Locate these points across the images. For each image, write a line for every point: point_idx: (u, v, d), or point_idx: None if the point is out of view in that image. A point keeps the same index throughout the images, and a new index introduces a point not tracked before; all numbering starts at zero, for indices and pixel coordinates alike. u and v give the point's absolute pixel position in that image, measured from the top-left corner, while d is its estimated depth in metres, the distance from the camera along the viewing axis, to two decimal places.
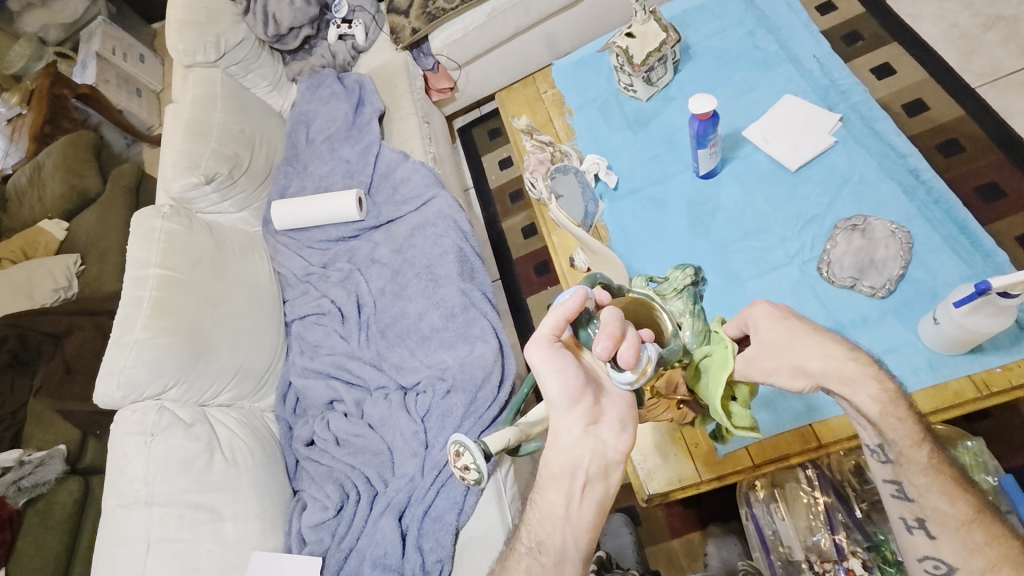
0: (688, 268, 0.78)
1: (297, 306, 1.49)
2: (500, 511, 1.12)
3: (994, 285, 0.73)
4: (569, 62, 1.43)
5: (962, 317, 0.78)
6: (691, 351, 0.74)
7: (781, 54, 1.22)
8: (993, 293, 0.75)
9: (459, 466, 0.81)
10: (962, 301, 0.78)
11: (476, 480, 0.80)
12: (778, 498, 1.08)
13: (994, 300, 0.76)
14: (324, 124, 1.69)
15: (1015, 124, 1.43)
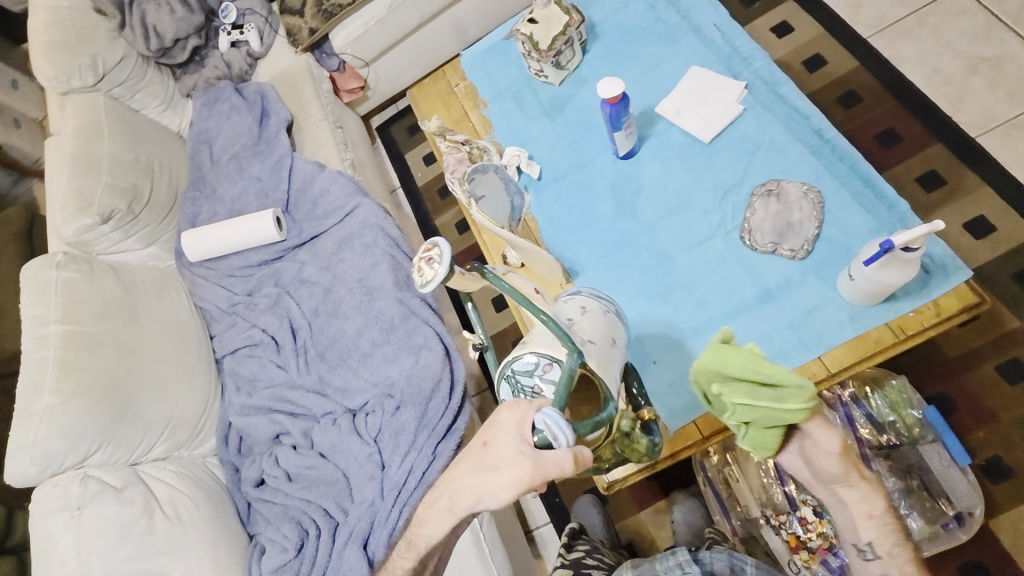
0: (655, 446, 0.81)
1: (226, 340, 1.40)
2: (475, 543, 1.13)
3: (897, 243, 0.77)
4: (476, 51, 1.38)
5: (873, 273, 0.83)
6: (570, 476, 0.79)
7: (683, 25, 1.22)
8: (896, 249, 0.80)
9: (423, 257, 0.70)
10: (870, 259, 0.83)
11: (426, 289, 0.71)
12: (732, 461, 1.12)
13: (899, 255, 0.80)
14: (228, 141, 1.58)
15: (905, 70, 1.51)
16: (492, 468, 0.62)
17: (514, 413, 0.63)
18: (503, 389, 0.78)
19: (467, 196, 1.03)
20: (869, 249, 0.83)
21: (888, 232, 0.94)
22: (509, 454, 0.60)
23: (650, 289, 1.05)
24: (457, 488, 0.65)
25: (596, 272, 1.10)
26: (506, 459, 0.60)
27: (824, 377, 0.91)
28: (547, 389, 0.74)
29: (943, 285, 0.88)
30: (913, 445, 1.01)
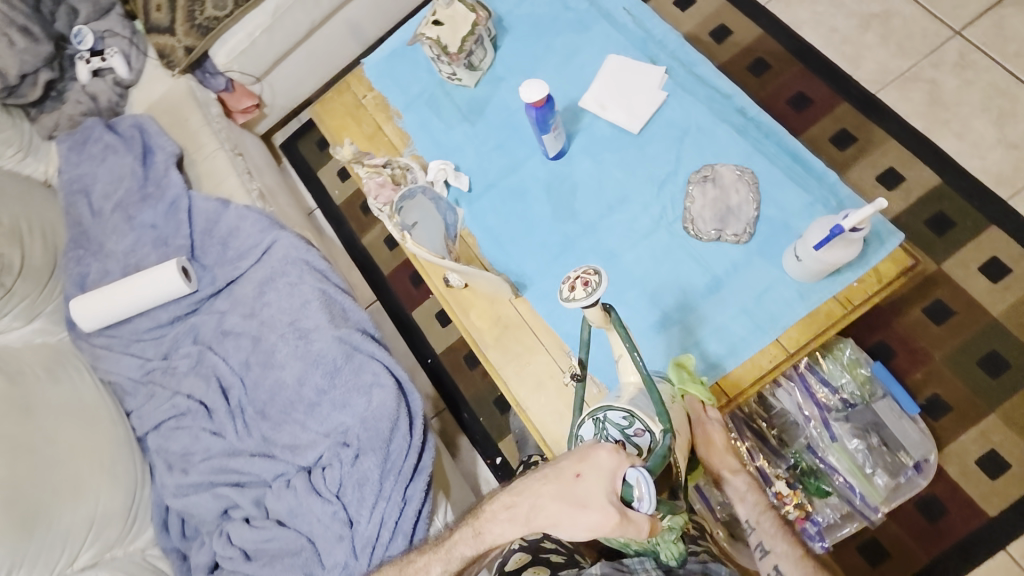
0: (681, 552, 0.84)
1: (146, 414, 1.23)
2: None
3: (847, 226, 0.80)
4: (379, 57, 1.27)
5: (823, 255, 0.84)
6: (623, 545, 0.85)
7: (592, 11, 1.16)
8: (845, 231, 0.81)
9: (579, 281, 0.74)
10: (819, 243, 0.84)
11: (567, 304, 0.75)
12: None
13: (847, 236, 0.82)
14: (109, 187, 1.38)
15: (805, 33, 1.55)
16: (580, 502, 0.68)
17: (611, 458, 0.68)
18: (586, 425, 0.79)
19: (398, 228, 0.96)
20: (818, 232, 0.84)
21: (821, 205, 0.96)
22: (598, 495, 0.67)
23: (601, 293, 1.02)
24: (540, 499, 0.73)
25: (544, 282, 1.06)
26: (592, 497, 0.67)
27: (784, 358, 0.92)
28: (630, 449, 0.75)
29: (881, 252, 0.91)
30: (867, 404, 1.07)
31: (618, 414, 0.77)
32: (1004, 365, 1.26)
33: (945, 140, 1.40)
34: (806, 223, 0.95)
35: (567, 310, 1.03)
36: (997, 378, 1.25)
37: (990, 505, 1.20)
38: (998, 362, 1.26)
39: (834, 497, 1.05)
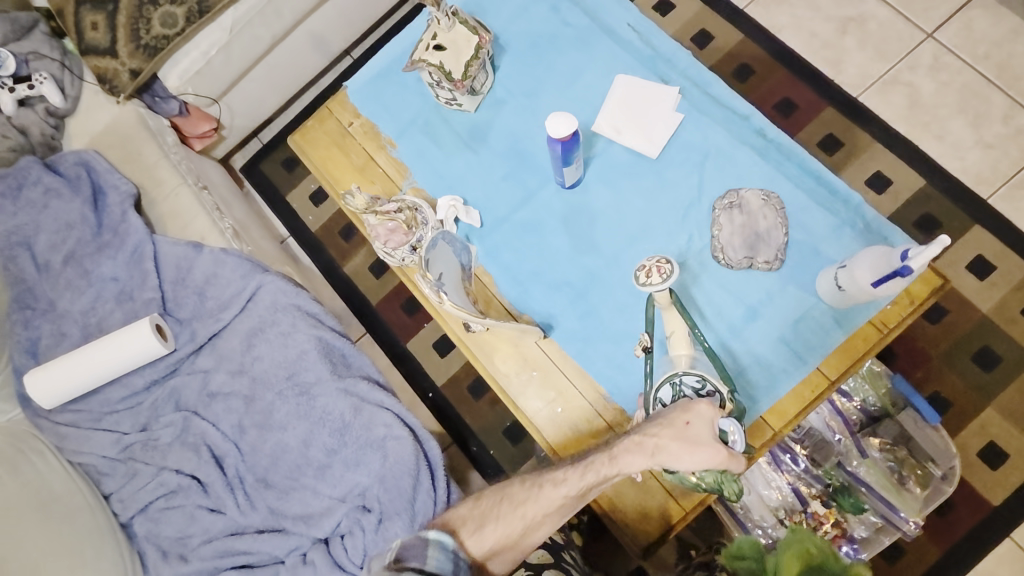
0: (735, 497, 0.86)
1: (130, 497, 1.10)
2: None
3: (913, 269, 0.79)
4: (361, 80, 1.15)
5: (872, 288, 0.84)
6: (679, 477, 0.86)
7: (594, 27, 1.09)
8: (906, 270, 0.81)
9: (653, 267, 0.88)
10: (882, 280, 0.83)
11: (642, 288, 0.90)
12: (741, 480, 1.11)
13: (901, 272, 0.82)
14: (56, 237, 1.21)
15: (786, 37, 1.54)
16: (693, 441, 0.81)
17: (708, 408, 0.83)
18: (662, 390, 0.89)
19: (432, 288, 0.90)
20: (883, 267, 0.82)
21: (849, 228, 0.95)
22: (707, 438, 0.81)
23: (631, 330, 0.98)
24: (659, 439, 0.82)
25: (570, 321, 1.00)
26: (705, 438, 0.81)
27: (826, 386, 0.91)
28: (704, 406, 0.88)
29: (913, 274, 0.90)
30: (891, 415, 1.10)
31: (692, 377, 0.88)
32: (995, 359, 1.32)
33: (927, 143, 1.43)
34: (835, 247, 0.94)
35: (598, 349, 0.98)
36: (990, 372, 1.32)
37: (995, 495, 1.28)
38: (991, 356, 1.32)
39: (869, 513, 1.07)
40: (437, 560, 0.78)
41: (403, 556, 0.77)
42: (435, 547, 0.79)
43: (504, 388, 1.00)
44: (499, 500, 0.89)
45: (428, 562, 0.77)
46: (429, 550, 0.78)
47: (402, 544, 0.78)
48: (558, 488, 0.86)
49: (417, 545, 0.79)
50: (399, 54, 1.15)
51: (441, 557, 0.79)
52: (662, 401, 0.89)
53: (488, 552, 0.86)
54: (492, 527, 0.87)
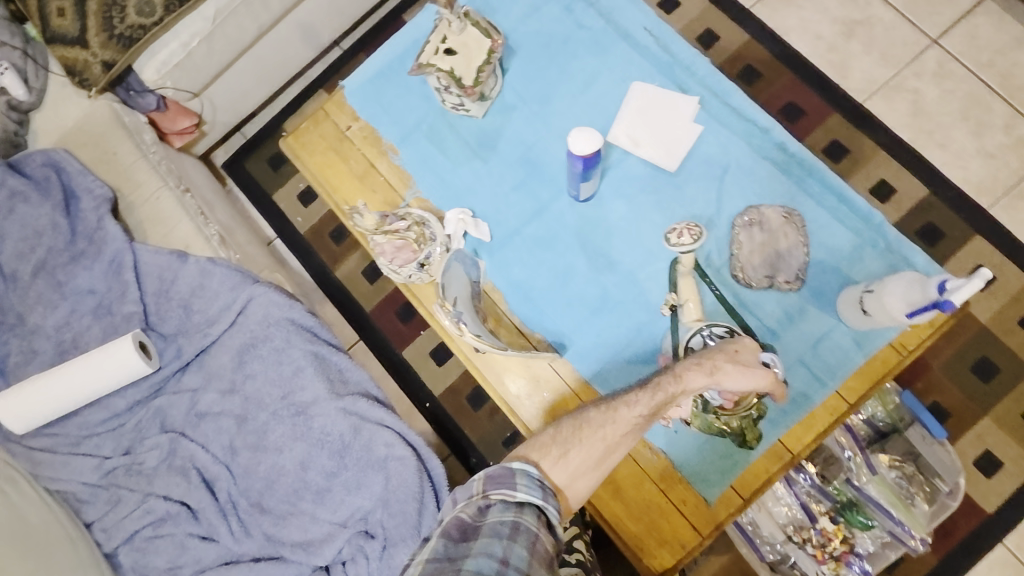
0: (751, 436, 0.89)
1: (114, 526, 1.04)
2: None
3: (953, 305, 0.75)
4: (360, 80, 1.08)
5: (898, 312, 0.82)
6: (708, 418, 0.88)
7: (609, 31, 1.04)
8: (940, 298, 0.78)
9: (685, 232, 0.93)
10: (917, 312, 0.81)
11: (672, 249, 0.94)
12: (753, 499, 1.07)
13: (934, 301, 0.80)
14: (24, 245, 1.12)
15: (792, 39, 1.51)
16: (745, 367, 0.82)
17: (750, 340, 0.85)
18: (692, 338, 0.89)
19: (453, 318, 0.89)
20: (918, 298, 0.80)
21: (870, 247, 0.93)
22: (754, 363, 0.83)
23: (647, 350, 0.95)
24: (716, 360, 0.81)
25: (584, 340, 0.96)
26: (753, 363, 0.83)
27: (845, 409, 0.89)
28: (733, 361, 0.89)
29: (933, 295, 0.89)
30: (900, 431, 1.11)
31: (721, 328, 0.89)
32: (993, 369, 1.31)
33: (930, 150, 1.43)
34: (856, 267, 0.93)
35: (614, 369, 0.95)
36: (988, 382, 1.30)
37: (988, 502, 1.26)
38: (989, 367, 1.31)
39: (876, 529, 1.07)
40: (526, 489, 0.73)
41: (489, 488, 0.73)
42: (523, 476, 0.74)
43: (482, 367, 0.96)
44: (578, 426, 0.79)
45: (518, 491, 0.73)
46: (516, 480, 0.73)
47: (487, 475, 0.74)
48: (635, 409, 0.79)
49: (503, 475, 0.73)
50: (401, 53, 1.08)
51: (531, 486, 0.73)
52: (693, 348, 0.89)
53: (572, 485, 0.77)
54: (575, 456, 0.78)
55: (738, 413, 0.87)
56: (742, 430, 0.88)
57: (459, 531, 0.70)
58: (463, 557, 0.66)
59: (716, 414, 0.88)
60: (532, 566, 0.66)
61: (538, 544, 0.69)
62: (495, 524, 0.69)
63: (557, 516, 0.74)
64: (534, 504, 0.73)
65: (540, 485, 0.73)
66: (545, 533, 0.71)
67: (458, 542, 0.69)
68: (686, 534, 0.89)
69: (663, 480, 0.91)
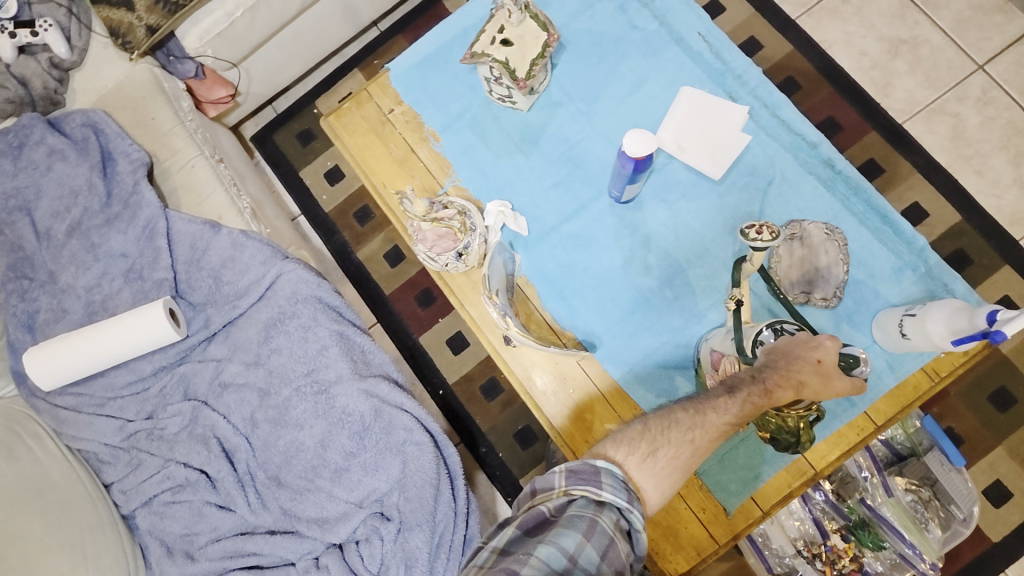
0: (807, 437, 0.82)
1: (133, 489, 1.05)
2: None
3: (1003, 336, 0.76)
4: (406, 64, 1.07)
5: (943, 339, 0.83)
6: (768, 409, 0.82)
7: (663, 33, 1.04)
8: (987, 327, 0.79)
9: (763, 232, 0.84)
10: (965, 339, 0.81)
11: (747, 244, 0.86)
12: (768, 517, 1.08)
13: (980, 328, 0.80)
14: (60, 204, 1.12)
15: (835, 53, 1.49)
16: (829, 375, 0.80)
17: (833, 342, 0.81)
18: (764, 332, 0.84)
19: (501, 312, 0.91)
20: (963, 327, 0.80)
21: (910, 271, 0.93)
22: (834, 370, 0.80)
23: (678, 355, 0.95)
24: (802, 376, 0.78)
25: (614, 341, 0.96)
26: (834, 372, 0.80)
27: (873, 430, 0.90)
28: None
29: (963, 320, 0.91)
30: (918, 456, 1.13)
31: (792, 325, 0.85)
32: (1011, 400, 1.29)
33: (966, 176, 1.41)
34: (894, 290, 0.93)
35: (644, 372, 0.95)
36: (1005, 412, 1.28)
37: (993, 531, 1.26)
38: (1006, 397, 1.29)
39: (886, 549, 1.07)
40: (610, 488, 0.72)
41: (572, 483, 0.72)
42: (607, 476, 0.73)
43: (512, 364, 0.96)
44: (666, 427, 0.77)
45: (602, 490, 0.71)
46: (601, 479, 0.72)
47: (570, 469, 0.73)
48: (725, 416, 0.77)
49: (587, 472, 0.73)
50: (448, 40, 1.08)
51: (614, 486, 0.72)
52: (765, 343, 0.84)
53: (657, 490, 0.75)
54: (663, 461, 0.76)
55: (797, 411, 0.80)
56: (798, 430, 0.81)
57: (535, 521, 0.71)
58: (534, 546, 0.67)
59: (775, 412, 0.82)
60: (601, 568, 0.67)
61: (612, 548, 0.68)
62: (573, 516, 0.69)
63: (637, 521, 0.72)
64: (616, 505, 0.71)
65: (625, 488, 0.72)
66: (621, 538, 0.70)
67: (532, 532, 0.70)
68: (703, 541, 0.89)
69: (683, 486, 0.91)
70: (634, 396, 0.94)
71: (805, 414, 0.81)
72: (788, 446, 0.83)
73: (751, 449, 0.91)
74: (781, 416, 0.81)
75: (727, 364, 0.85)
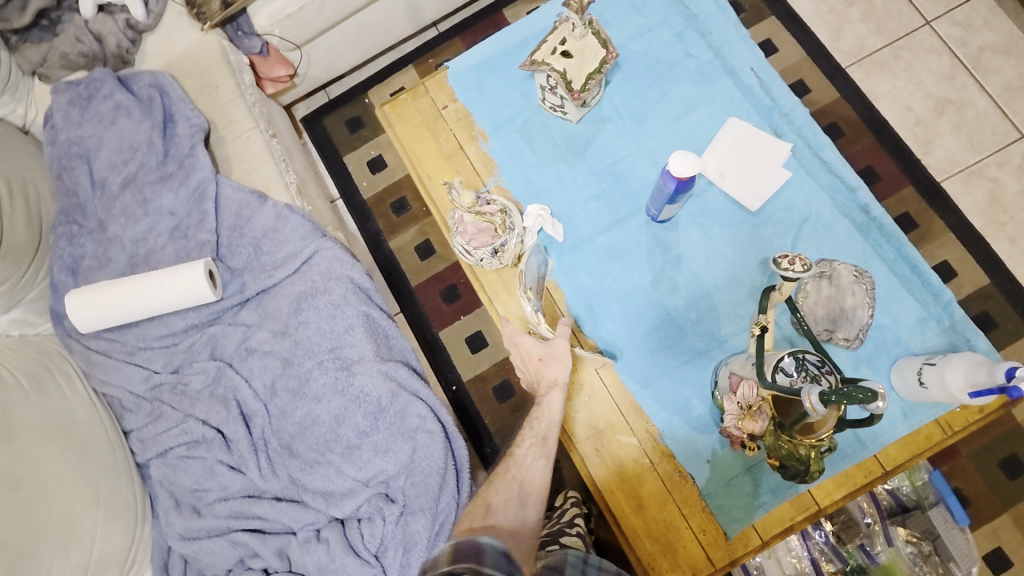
0: (818, 468, 0.79)
1: (150, 439, 1.08)
2: None
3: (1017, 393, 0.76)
4: (465, 65, 1.11)
5: (960, 391, 0.83)
6: (779, 429, 0.80)
7: (717, 63, 1.08)
8: (1003, 382, 0.79)
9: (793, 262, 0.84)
10: (981, 392, 0.81)
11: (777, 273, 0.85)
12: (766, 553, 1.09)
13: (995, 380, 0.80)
14: (118, 157, 1.17)
15: (880, 104, 1.51)
16: (556, 356, 0.93)
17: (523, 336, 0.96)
18: (785, 358, 0.82)
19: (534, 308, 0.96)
20: (982, 380, 0.81)
21: (935, 322, 0.95)
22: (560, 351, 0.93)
23: (696, 378, 0.97)
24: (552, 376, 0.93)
25: (634, 356, 0.98)
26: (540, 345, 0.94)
27: (879, 474, 0.91)
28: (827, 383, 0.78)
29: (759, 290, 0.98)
30: (923, 509, 1.13)
31: (816, 356, 0.81)
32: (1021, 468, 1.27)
33: (997, 242, 1.42)
34: (917, 339, 0.94)
35: (660, 389, 0.97)
36: (1014, 480, 1.26)
37: None
38: (1016, 465, 1.27)
39: None
40: (489, 564, 0.72)
41: (455, 559, 0.73)
42: (489, 551, 0.75)
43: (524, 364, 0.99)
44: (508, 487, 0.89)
45: (484, 562, 0.72)
46: (482, 555, 0.73)
47: (454, 547, 0.75)
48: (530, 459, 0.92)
49: (470, 548, 0.74)
50: (508, 47, 1.12)
51: (496, 560, 0.74)
52: (785, 370, 0.81)
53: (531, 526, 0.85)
54: (527, 496, 0.89)
55: (810, 441, 0.77)
56: (808, 460, 0.78)
57: None
58: None
59: (788, 438, 0.79)
60: None
61: None
62: None
63: None
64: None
65: (507, 562, 0.74)
66: None
67: None
68: (700, 563, 0.90)
69: (686, 505, 0.92)
70: (647, 411, 0.96)
71: (818, 445, 0.77)
72: (796, 473, 0.81)
73: (756, 477, 0.92)
74: (792, 443, 0.78)
75: (745, 386, 0.83)
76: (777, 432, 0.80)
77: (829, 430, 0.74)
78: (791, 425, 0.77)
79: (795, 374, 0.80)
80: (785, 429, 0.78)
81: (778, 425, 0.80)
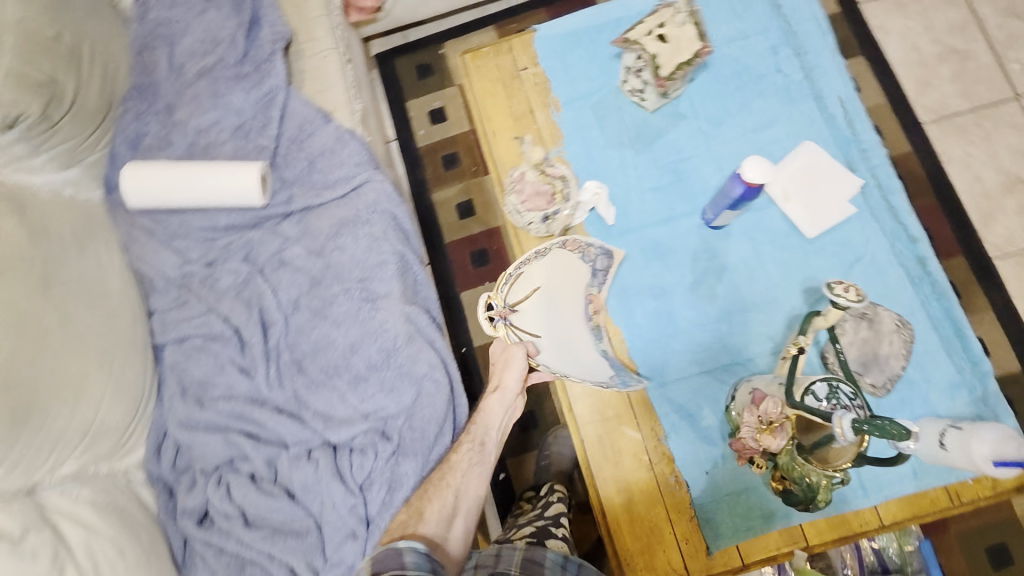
0: (823, 500, 0.81)
1: (171, 323, 1.10)
2: None
3: None
4: (555, 32, 1.10)
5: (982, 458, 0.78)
6: (795, 453, 0.80)
7: (806, 85, 1.06)
8: None
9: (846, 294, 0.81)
10: (1008, 464, 0.76)
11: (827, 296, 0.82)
12: None
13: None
14: (198, 46, 1.18)
15: (951, 168, 1.47)
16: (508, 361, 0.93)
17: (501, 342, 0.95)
18: (817, 382, 0.78)
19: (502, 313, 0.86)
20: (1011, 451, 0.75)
21: (966, 391, 0.92)
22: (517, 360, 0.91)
23: (712, 389, 0.96)
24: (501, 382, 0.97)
25: (657, 352, 0.98)
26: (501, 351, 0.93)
27: (875, 527, 0.89)
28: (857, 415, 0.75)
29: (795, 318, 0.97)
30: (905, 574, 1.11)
31: (849, 388, 0.77)
32: (1008, 561, 1.25)
33: None
34: (945, 403, 0.92)
35: (674, 390, 0.97)
36: (1000, 570, 1.24)
37: None
38: (1004, 556, 1.24)
39: None
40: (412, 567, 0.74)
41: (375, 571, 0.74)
42: (409, 552, 0.75)
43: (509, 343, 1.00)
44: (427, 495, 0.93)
45: (407, 567, 0.73)
46: (403, 558, 0.75)
47: (373, 558, 0.75)
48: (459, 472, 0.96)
49: (389, 556, 0.74)
50: (601, 23, 1.11)
51: (417, 559, 0.75)
52: (815, 394, 0.77)
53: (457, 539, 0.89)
54: (458, 513, 0.92)
55: (825, 469, 0.77)
56: (816, 488, 0.79)
57: None
58: None
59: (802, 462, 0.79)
60: None
61: None
62: None
63: None
64: None
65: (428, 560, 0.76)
66: None
67: None
68: (676, 571, 0.89)
69: (675, 511, 0.91)
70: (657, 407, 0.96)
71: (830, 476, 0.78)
72: (802, 500, 0.83)
73: (753, 500, 0.91)
74: (806, 467, 0.79)
75: (768, 403, 0.80)
76: (792, 454, 0.80)
77: (846, 462, 0.74)
78: (810, 448, 0.77)
79: (824, 400, 0.76)
80: (802, 450, 0.78)
81: (797, 446, 0.79)
